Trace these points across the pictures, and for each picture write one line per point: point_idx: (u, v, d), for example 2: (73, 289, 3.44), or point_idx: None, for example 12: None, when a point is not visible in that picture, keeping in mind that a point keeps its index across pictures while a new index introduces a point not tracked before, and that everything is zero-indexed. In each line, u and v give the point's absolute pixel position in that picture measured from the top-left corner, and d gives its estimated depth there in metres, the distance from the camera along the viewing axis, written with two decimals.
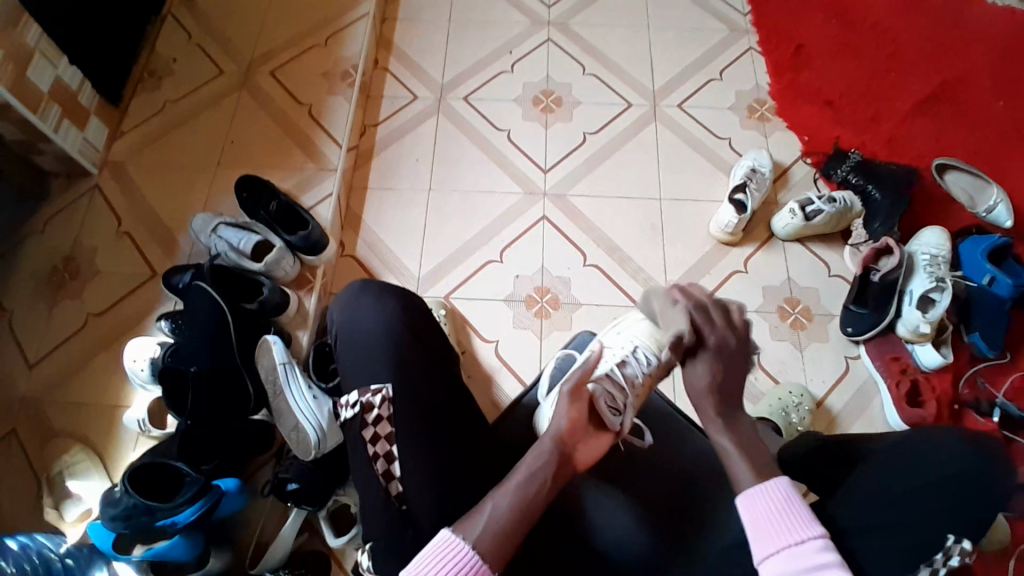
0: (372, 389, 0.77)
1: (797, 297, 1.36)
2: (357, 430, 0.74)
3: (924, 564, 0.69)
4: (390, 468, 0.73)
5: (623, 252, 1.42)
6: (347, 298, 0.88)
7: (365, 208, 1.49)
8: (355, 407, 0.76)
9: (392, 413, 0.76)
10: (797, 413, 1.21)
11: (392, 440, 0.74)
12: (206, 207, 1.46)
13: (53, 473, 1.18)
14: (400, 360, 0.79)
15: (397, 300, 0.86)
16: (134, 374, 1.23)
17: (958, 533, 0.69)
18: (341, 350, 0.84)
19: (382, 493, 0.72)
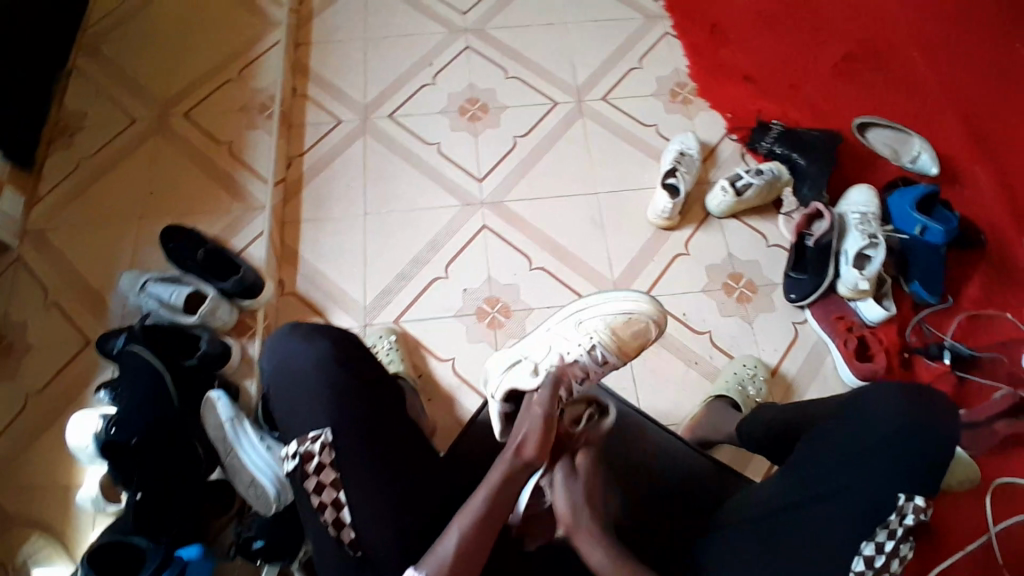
0: (311, 436, 0.74)
1: (740, 271, 1.38)
2: (299, 482, 0.73)
3: (880, 526, 0.70)
4: (339, 516, 0.72)
5: (567, 250, 1.42)
6: (276, 343, 0.83)
7: (300, 241, 1.44)
8: (295, 458, 0.73)
9: (334, 457, 0.74)
10: (753, 384, 1.22)
11: (338, 486, 0.73)
12: (134, 264, 1.39)
13: (16, 564, 1.11)
14: (344, 398, 0.76)
15: (329, 339, 0.83)
16: (81, 451, 1.16)
17: (908, 491, 0.70)
18: (278, 399, 0.80)
19: (334, 541, 0.72)
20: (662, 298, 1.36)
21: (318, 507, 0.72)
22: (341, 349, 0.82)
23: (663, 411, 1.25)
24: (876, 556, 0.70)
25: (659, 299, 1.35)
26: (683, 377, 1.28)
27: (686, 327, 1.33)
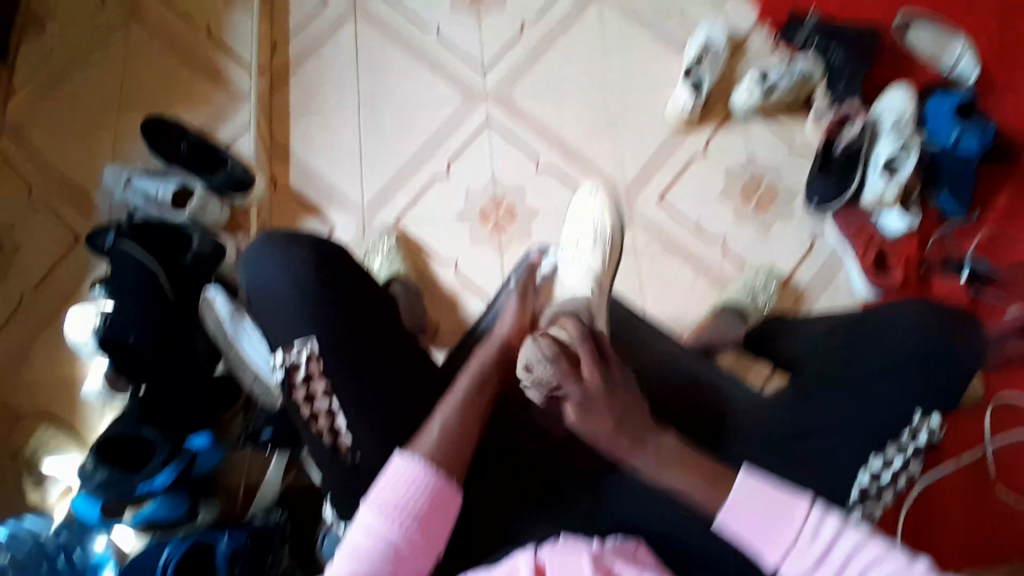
0: (295, 347, 0.72)
1: (759, 176, 1.31)
2: (288, 392, 0.71)
3: (892, 442, 0.70)
4: (334, 424, 0.71)
5: (577, 150, 1.33)
6: (254, 251, 0.77)
7: (291, 134, 1.35)
8: (281, 369, 0.71)
9: (323, 367, 0.71)
10: (764, 293, 1.19)
11: (329, 394, 0.71)
12: (119, 159, 1.31)
13: (29, 455, 1.12)
14: (335, 310, 0.73)
15: (310, 249, 0.76)
16: (81, 348, 1.14)
17: (925, 409, 0.69)
18: (257, 312, 0.76)
19: (331, 449, 0.71)
20: (675, 204, 1.29)
21: (310, 418, 0.71)
22: (322, 254, 0.76)
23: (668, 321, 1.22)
24: (881, 471, 0.70)
25: (672, 205, 1.29)
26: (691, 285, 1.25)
27: (698, 235, 1.27)
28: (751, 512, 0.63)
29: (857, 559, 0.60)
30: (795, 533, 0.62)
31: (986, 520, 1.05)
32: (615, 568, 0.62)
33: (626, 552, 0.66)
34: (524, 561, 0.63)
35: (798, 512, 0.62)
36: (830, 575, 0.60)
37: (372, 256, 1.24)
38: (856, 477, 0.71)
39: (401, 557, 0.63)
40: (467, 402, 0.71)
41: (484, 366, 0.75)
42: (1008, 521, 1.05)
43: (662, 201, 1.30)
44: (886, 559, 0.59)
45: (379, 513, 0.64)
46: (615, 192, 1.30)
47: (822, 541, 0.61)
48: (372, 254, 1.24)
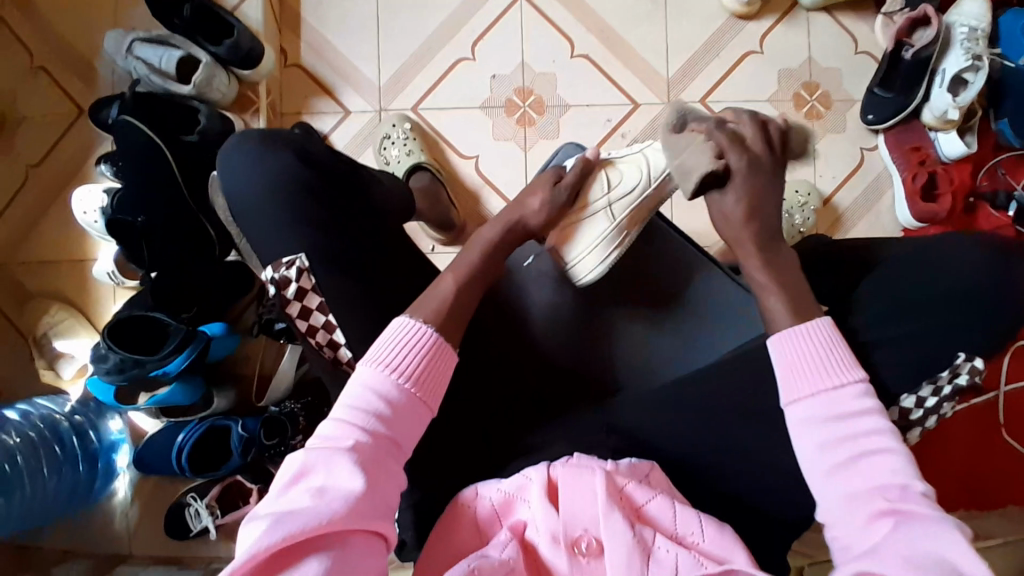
0: (285, 262, 0.69)
1: (816, 82, 1.19)
2: (282, 307, 0.70)
3: (926, 381, 0.65)
4: (333, 338, 0.68)
5: (617, 37, 1.20)
6: (228, 153, 0.74)
7: (302, 1, 1.23)
8: (274, 285, 0.70)
9: (315, 282, 0.69)
10: (801, 212, 1.13)
11: (325, 310, 0.68)
12: (116, 21, 1.20)
13: (40, 335, 1.15)
14: (337, 223, 0.71)
15: (292, 153, 0.72)
16: (90, 226, 1.12)
17: (969, 351, 0.64)
18: (250, 226, 0.72)
19: (334, 362, 0.70)
20: (718, 106, 1.19)
21: (309, 332, 0.69)
22: (305, 168, 0.72)
23: (696, 233, 1.17)
24: (915, 409, 0.66)
25: (715, 108, 1.19)
26: None
27: None
28: (806, 347, 0.62)
29: (874, 439, 0.57)
30: (839, 385, 0.60)
31: (988, 458, 1.06)
32: (627, 488, 0.62)
33: (639, 472, 0.64)
34: (536, 478, 0.63)
35: (850, 375, 0.60)
36: (843, 454, 0.57)
37: (388, 145, 1.15)
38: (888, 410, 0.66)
39: (403, 421, 0.61)
40: (474, 268, 0.71)
41: (495, 237, 0.74)
42: (1010, 460, 1.06)
43: (705, 103, 1.19)
44: (889, 455, 0.57)
45: (380, 370, 0.61)
46: (655, 88, 1.19)
47: (855, 404, 0.59)
48: (388, 143, 1.15)
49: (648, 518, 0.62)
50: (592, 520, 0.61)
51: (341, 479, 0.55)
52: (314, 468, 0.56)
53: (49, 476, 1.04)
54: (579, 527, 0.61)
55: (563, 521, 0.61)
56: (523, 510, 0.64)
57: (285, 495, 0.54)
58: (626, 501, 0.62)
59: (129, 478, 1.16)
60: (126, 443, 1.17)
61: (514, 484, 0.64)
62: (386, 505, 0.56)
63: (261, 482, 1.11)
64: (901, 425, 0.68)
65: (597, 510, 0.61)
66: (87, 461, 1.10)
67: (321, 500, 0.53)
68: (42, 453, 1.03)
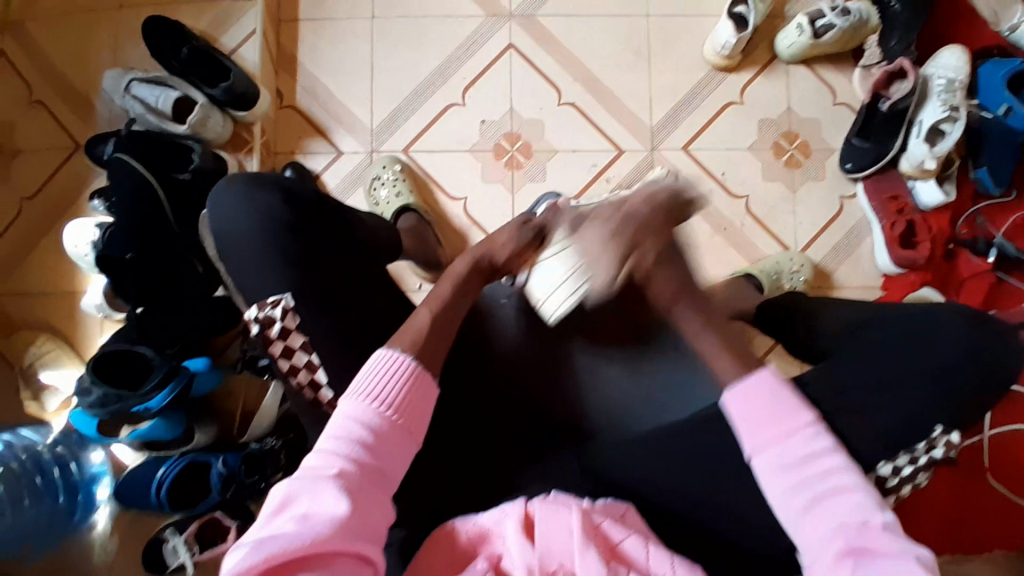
0: (270, 302, 0.69)
1: (796, 131, 1.22)
2: (265, 347, 0.69)
3: (904, 450, 0.65)
4: (314, 378, 0.68)
5: (603, 86, 1.24)
6: (217, 191, 0.76)
7: (300, 46, 1.27)
8: (256, 325, 0.69)
9: (299, 322, 0.69)
10: (790, 279, 1.14)
11: (308, 349, 0.69)
12: (118, 60, 1.24)
13: (25, 366, 1.15)
14: (321, 258, 0.73)
15: (277, 192, 0.75)
16: (80, 259, 1.13)
17: (947, 424, 0.65)
18: (234, 260, 0.73)
19: (312, 403, 0.69)
20: (701, 153, 1.22)
21: (290, 371, 0.69)
22: (291, 206, 0.74)
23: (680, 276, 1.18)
24: (891, 477, 0.65)
25: (698, 154, 1.22)
26: (706, 240, 1.20)
27: (721, 188, 1.21)
28: (752, 410, 0.62)
29: (833, 479, 0.58)
30: (790, 432, 0.60)
31: (976, 505, 1.05)
32: (602, 527, 0.63)
33: (613, 512, 0.65)
34: (512, 512, 0.64)
35: (801, 418, 0.61)
36: (804, 497, 0.57)
37: (378, 186, 1.18)
38: (868, 470, 0.66)
39: (387, 451, 0.60)
40: (450, 302, 0.72)
41: (463, 271, 0.75)
42: (999, 508, 1.05)
43: (687, 149, 1.22)
44: (853, 493, 0.57)
45: (363, 399, 0.62)
46: (639, 134, 1.23)
47: (808, 448, 0.59)
48: (378, 184, 1.18)
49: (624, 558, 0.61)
50: (567, 553, 0.60)
51: (324, 506, 0.55)
52: (297, 497, 0.55)
53: (30, 507, 1.02)
54: (555, 561, 0.60)
55: (539, 553, 0.60)
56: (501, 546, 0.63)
57: (269, 524, 0.54)
58: (601, 539, 0.62)
59: (109, 511, 1.14)
60: (106, 476, 1.14)
61: (491, 518, 0.64)
62: (371, 531, 0.56)
63: (239, 519, 1.09)
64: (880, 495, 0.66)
65: (572, 544, 0.60)
66: (67, 492, 1.08)
67: (305, 525, 0.53)
68: (25, 484, 1.01)
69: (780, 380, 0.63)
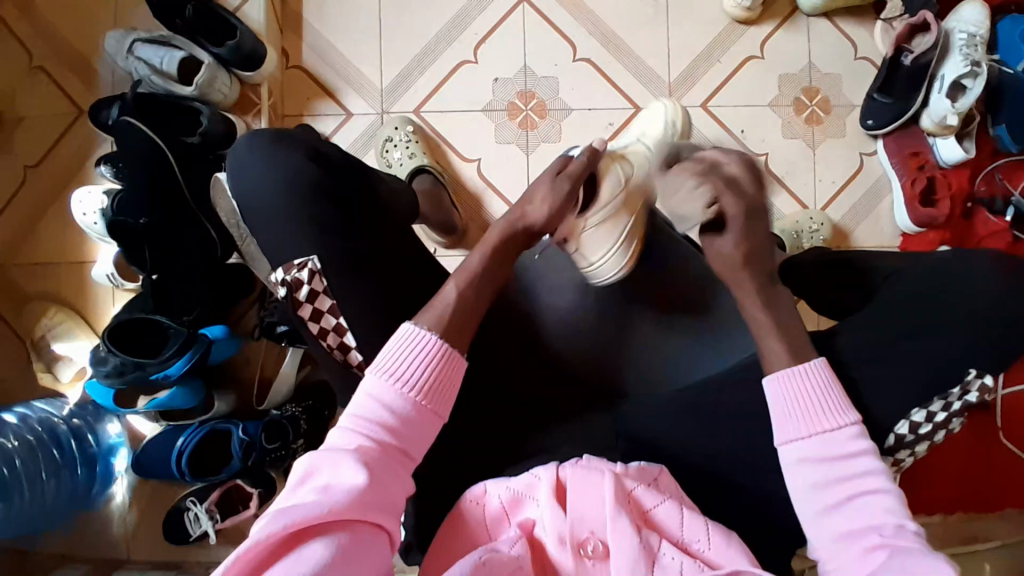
0: (296, 265, 0.69)
1: (816, 87, 1.20)
2: (293, 310, 0.69)
3: (938, 396, 0.67)
4: (343, 341, 0.68)
5: (619, 41, 1.21)
6: (238, 155, 0.73)
7: (303, 1, 1.22)
8: (284, 286, 0.69)
9: (326, 284, 0.69)
10: (809, 237, 1.14)
11: (336, 313, 0.68)
12: (116, 19, 1.19)
13: (38, 338, 1.13)
14: (352, 225, 0.71)
15: (303, 153, 0.72)
16: (90, 228, 1.11)
17: (982, 369, 0.68)
18: (257, 227, 0.72)
19: (343, 364, 0.70)
20: (720, 111, 1.19)
21: (319, 334, 0.69)
22: (319, 170, 0.72)
23: None
24: (924, 424, 0.67)
25: (717, 112, 1.19)
26: None
27: (740, 146, 1.19)
28: (798, 394, 0.64)
29: (863, 479, 0.60)
30: (836, 425, 0.62)
31: None
32: (635, 492, 0.63)
33: (647, 476, 0.66)
34: (545, 478, 0.64)
35: (844, 417, 0.62)
36: (832, 495, 0.60)
37: (390, 147, 1.15)
38: (894, 424, 0.68)
39: (410, 430, 0.61)
40: (478, 275, 0.70)
41: (497, 240, 0.73)
42: None
43: (706, 107, 1.19)
44: (879, 492, 0.59)
45: (385, 379, 0.62)
46: (656, 92, 1.20)
47: (850, 445, 0.61)
48: (390, 145, 1.15)
49: (655, 522, 0.63)
50: (598, 521, 0.61)
51: (345, 477, 0.56)
52: (319, 469, 0.56)
53: (48, 481, 1.04)
54: (586, 529, 0.62)
55: (571, 519, 0.61)
56: (532, 509, 0.64)
57: (293, 495, 0.55)
58: (634, 505, 0.63)
59: (127, 482, 1.14)
60: (124, 447, 1.14)
61: (523, 482, 0.65)
62: (390, 503, 0.57)
63: (261, 487, 1.10)
64: (905, 441, 0.68)
65: (604, 512, 0.61)
66: (85, 464, 1.08)
67: (325, 494, 0.54)
68: (41, 457, 1.03)
69: (830, 375, 0.64)
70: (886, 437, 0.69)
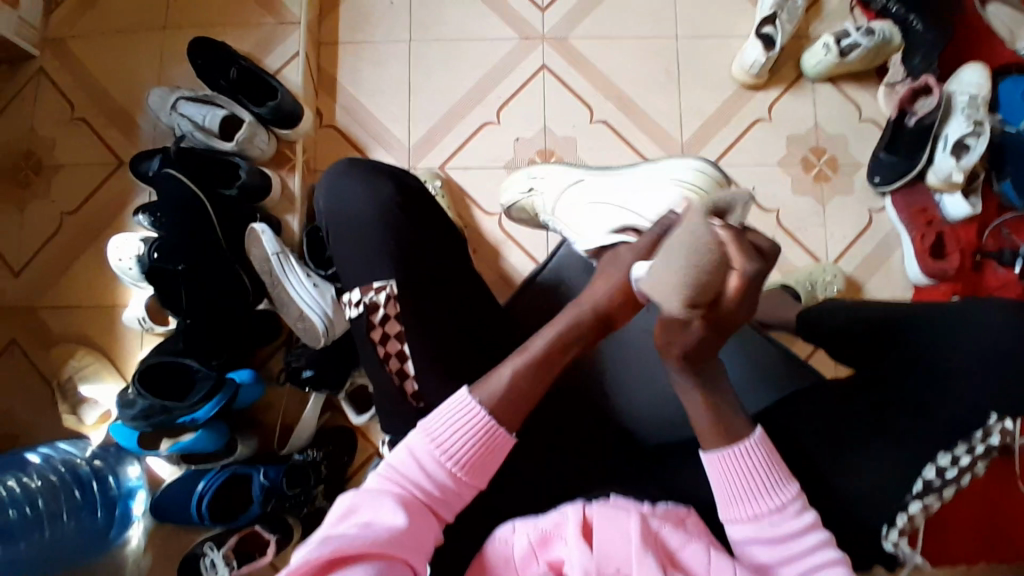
0: (376, 287, 0.72)
1: (823, 146, 1.25)
2: (364, 329, 0.71)
3: (961, 440, 0.69)
4: (404, 366, 0.71)
5: (632, 103, 1.28)
6: (332, 180, 0.77)
7: (339, 67, 1.31)
8: (360, 307, 0.72)
9: (400, 310, 0.71)
10: (824, 291, 1.16)
11: (402, 339, 0.71)
12: (162, 81, 1.28)
13: (63, 379, 1.17)
14: (403, 255, 0.73)
15: (394, 184, 0.77)
16: (124, 273, 1.16)
17: (1001, 412, 0.69)
18: (339, 242, 0.75)
19: (398, 391, 0.71)
20: (731, 168, 1.25)
21: (384, 358, 0.71)
22: (403, 202, 0.76)
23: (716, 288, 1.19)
24: (949, 468, 0.68)
25: (727, 170, 1.25)
26: None
27: (751, 202, 1.24)
28: (738, 476, 0.65)
29: (816, 555, 0.62)
30: (779, 504, 0.64)
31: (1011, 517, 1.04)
32: (660, 531, 0.63)
33: (674, 517, 0.66)
34: (571, 515, 0.63)
35: (787, 494, 0.65)
36: (788, 570, 0.62)
37: None
38: (922, 469, 0.69)
39: (448, 491, 0.62)
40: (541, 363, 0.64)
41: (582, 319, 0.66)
42: None
43: (718, 164, 1.25)
44: (834, 565, 0.61)
45: (428, 444, 0.62)
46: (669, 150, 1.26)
47: (793, 523, 0.64)
48: None
49: (679, 561, 0.63)
50: (625, 559, 0.61)
51: (383, 516, 0.58)
52: (359, 507, 0.59)
53: (68, 522, 1.03)
54: (612, 565, 0.61)
55: (597, 557, 0.61)
56: (560, 548, 0.62)
57: (335, 526, 0.58)
58: (658, 544, 0.63)
59: (144, 525, 1.15)
60: (142, 490, 1.15)
61: (551, 520, 0.64)
62: (423, 550, 0.59)
63: (279, 533, 1.07)
64: (932, 486, 0.69)
65: (631, 550, 0.61)
66: (105, 507, 1.08)
67: (366, 529, 0.57)
68: (63, 497, 1.04)
69: (764, 446, 0.65)
70: (914, 481, 0.69)
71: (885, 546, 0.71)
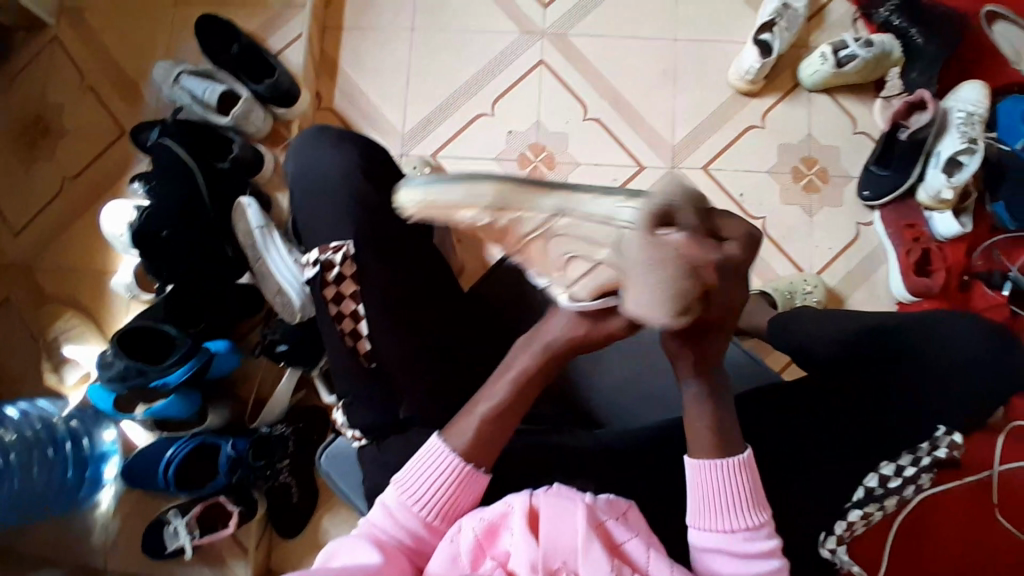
0: (332, 247, 0.75)
1: (816, 156, 1.24)
2: (318, 289, 0.74)
3: (907, 451, 0.73)
4: (357, 327, 0.74)
5: (627, 102, 1.28)
6: (303, 146, 0.83)
7: (341, 51, 1.34)
8: (316, 266, 0.75)
9: (355, 271, 0.74)
10: (805, 301, 1.15)
11: (357, 299, 0.74)
12: (168, 54, 1.32)
13: (50, 338, 1.21)
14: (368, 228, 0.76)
15: (354, 151, 0.81)
16: (116, 239, 1.18)
17: (948, 427, 0.73)
18: (310, 210, 0.79)
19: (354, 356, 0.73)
20: (721, 172, 1.25)
21: (337, 317, 0.74)
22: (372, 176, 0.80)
23: None
24: (893, 477, 0.72)
25: (717, 174, 1.25)
26: None
27: (739, 208, 1.23)
28: (713, 489, 0.64)
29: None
30: (744, 525, 0.63)
31: None
32: (606, 524, 0.60)
33: (616, 510, 0.62)
34: (517, 505, 0.60)
35: (757, 517, 0.63)
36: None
37: None
38: (865, 477, 0.73)
39: (422, 541, 0.63)
40: (500, 412, 0.65)
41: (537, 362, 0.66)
42: None
43: (708, 169, 1.25)
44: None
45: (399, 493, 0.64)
46: (661, 150, 1.26)
47: (759, 545, 0.63)
48: None
49: (624, 558, 0.59)
50: (571, 551, 0.57)
51: (359, 558, 0.59)
52: (337, 553, 0.61)
53: (38, 475, 1.06)
54: (558, 559, 0.56)
55: (543, 549, 0.56)
56: (506, 540, 0.59)
57: None
58: (604, 537, 0.59)
59: (114, 490, 1.16)
60: (115, 455, 1.17)
61: (496, 511, 0.61)
62: None
63: (242, 505, 1.10)
64: (875, 494, 0.72)
65: (576, 541, 0.57)
66: (76, 466, 1.10)
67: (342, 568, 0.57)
68: (36, 453, 1.06)
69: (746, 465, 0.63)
70: (854, 489, 0.73)
71: (822, 553, 0.71)
